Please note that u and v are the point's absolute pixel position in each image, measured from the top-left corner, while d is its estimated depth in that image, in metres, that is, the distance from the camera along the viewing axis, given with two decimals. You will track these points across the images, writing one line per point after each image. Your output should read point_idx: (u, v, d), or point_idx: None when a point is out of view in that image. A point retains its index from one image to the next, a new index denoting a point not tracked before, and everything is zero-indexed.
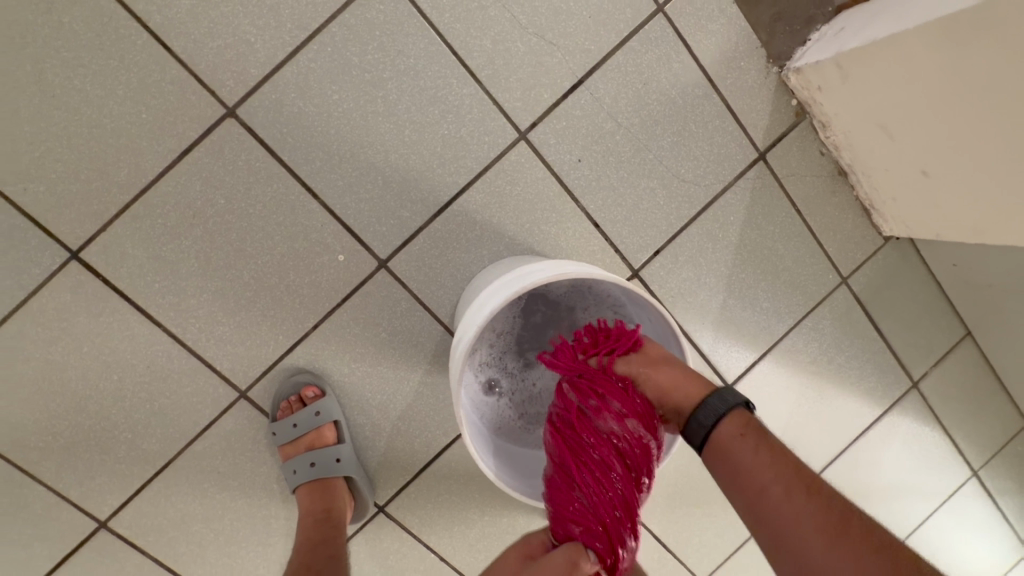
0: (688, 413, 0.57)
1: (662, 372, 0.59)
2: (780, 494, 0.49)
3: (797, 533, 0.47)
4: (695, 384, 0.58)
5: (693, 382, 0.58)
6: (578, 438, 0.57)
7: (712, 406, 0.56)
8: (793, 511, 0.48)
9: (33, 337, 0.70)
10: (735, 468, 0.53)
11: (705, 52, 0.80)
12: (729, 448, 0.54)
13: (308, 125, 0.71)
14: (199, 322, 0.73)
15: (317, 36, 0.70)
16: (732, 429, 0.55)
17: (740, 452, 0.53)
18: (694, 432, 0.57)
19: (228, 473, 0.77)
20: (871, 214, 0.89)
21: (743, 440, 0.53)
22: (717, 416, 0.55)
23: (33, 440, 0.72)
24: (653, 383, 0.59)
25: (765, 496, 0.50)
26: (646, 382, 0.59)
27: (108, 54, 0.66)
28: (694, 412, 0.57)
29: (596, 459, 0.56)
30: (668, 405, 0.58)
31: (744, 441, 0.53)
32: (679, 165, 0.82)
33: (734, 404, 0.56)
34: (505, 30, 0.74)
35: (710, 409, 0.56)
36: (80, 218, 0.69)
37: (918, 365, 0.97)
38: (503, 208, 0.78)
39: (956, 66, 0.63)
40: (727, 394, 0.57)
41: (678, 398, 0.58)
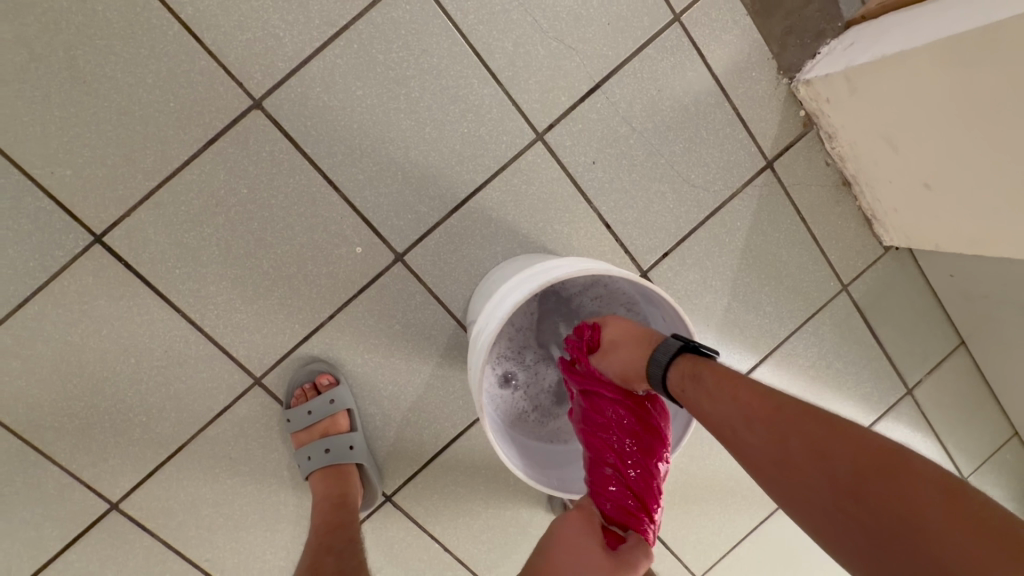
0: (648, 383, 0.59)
1: (614, 356, 0.61)
2: (743, 436, 0.49)
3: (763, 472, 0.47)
4: (637, 355, 0.60)
5: (635, 352, 0.60)
6: (596, 428, 0.63)
7: (656, 374, 0.58)
8: (759, 447, 0.48)
9: (54, 318, 0.71)
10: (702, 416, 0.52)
11: (718, 61, 0.82)
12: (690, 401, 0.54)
13: (331, 119, 0.73)
14: (217, 309, 0.74)
15: (343, 32, 0.72)
16: (676, 389, 0.55)
17: (700, 403, 0.53)
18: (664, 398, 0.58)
19: (239, 459, 0.78)
20: (873, 224, 0.92)
21: (690, 396, 0.54)
22: (662, 380, 0.57)
23: (49, 420, 0.73)
24: (612, 368, 0.61)
25: (733, 441, 0.50)
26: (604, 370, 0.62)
27: (140, 44, 0.68)
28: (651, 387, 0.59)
29: (616, 446, 0.61)
30: (632, 382, 0.61)
31: (697, 389, 0.53)
32: (689, 170, 0.84)
33: (670, 363, 0.57)
34: (526, 34, 0.76)
35: (655, 381, 0.58)
36: (106, 203, 0.70)
37: (913, 372, 1.00)
38: (519, 206, 0.79)
39: (964, 81, 0.65)
40: (661, 352, 0.58)
41: (634, 378, 0.60)
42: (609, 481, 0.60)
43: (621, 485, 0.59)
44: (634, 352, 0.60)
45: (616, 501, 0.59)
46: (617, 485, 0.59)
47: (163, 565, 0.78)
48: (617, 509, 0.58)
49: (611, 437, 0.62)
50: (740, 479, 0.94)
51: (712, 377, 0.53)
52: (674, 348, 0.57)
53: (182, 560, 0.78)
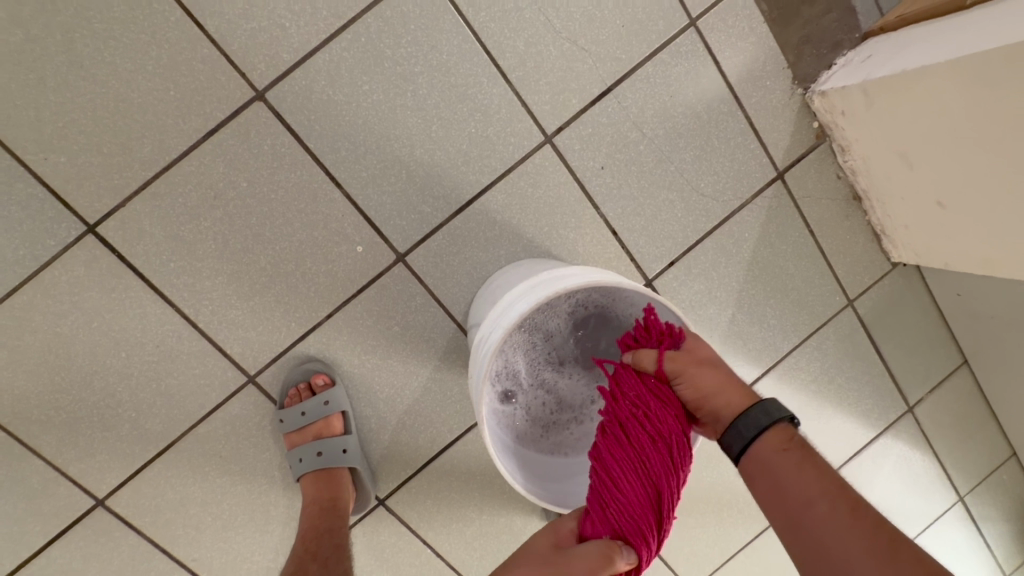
0: (727, 421, 0.53)
1: (706, 375, 0.55)
2: (820, 517, 0.46)
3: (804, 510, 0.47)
4: (738, 392, 0.55)
5: (737, 389, 0.55)
6: (643, 425, 0.54)
7: (754, 417, 0.52)
8: (833, 536, 0.45)
9: (43, 307, 0.69)
10: (774, 485, 0.49)
11: (733, 69, 0.81)
12: (769, 466, 0.50)
13: (335, 114, 0.71)
14: (211, 304, 0.72)
15: (351, 25, 0.70)
16: (774, 443, 0.51)
17: (782, 467, 0.49)
18: (733, 442, 0.53)
19: (230, 458, 0.77)
20: (882, 239, 0.91)
21: (790, 457, 0.50)
22: (759, 429, 0.51)
23: (36, 413, 0.71)
24: (691, 381, 0.55)
25: (802, 521, 0.47)
26: (689, 381, 0.55)
27: (140, 29, 0.66)
28: (733, 422, 0.53)
29: (658, 452, 0.53)
30: (705, 411, 0.55)
31: (789, 458, 0.50)
32: (699, 179, 0.83)
33: (781, 417, 0.52)
34: (538, 34, 0.74)
35: (750, 421, 0.52)
36: (100, 192, 0.68)
37: (914, 390, 1.00)
38: (524, 210, 0.78)
39: (987, 100, 0.63)
40: (771, 405, 0.53)
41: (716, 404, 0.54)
42: (636, 493, 0.52)
43: (646, 498, 0.52)
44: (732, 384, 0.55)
45: (632, 514, 0.51)
46: (646, 493, 0.52)
47: (148, 564, 0.76)
48: (627, 523, 0.52)
49: (660, 439, 0.53)
50: (737, 492, 0.92)
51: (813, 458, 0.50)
52: (786, 410, 0.53)
53: (167, 559, 0.77)
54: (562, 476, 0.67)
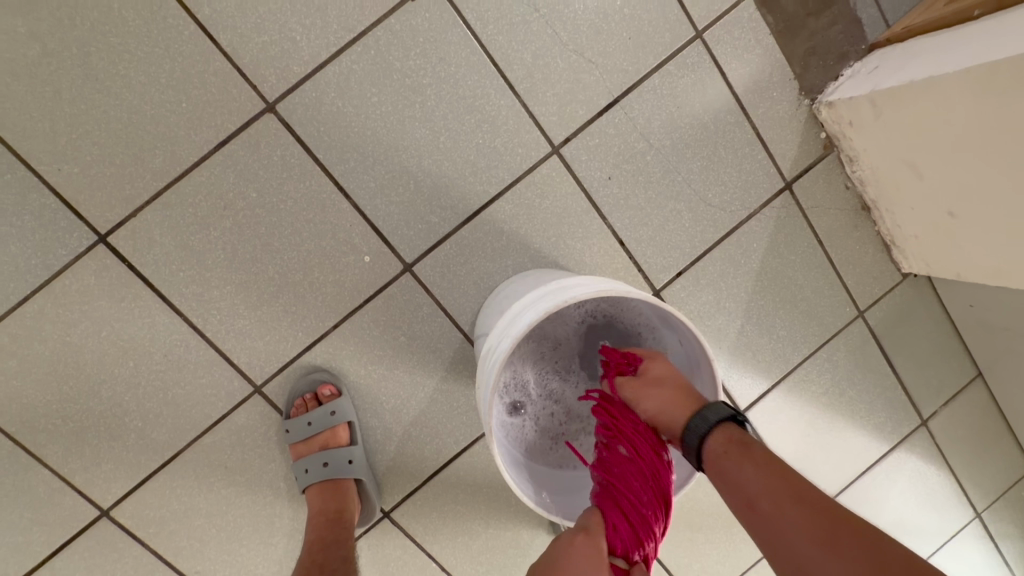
0: (680, 432, 0.55)
1: (648, 396, 0.57)
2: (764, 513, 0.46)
3: (750, 505, 0.48)
4: (681, 403, 0.55)
5: (675, 401, 0.56)
6: (633, 438, 0.56)
7: (695, 427, 0.54)
8: (776, 527, 0.45)
9: (53, 316, 0.70)
10: (723, 485, 0.50)
11: (740, 80, 0.81)
12: (715, 466, 0.51)
13: (345, 125, 0.72)
14: (219, 314, 0.73)
15: (361, 38, 0.70)
16: (717, 446, 0.52)
17: (725, 467, 0.50)
18: (688, 451, 0.54)
19: (236, 469, 0.76)
20: (891, 250, 0.90)
21: (733, 455, 0.50)
22: (703, 433, 0.53)
23: (43, 422, 0.71)
24: (641, 404, 0.57)
25: (751, 515, 0.47)
26: (638, 404, 0.57)
27: (155, 43, 0.67)
28: (681, 435, 0.54)
29: (663, 461, 0.55)
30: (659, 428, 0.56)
31: (731, 455, 0.51)
32: (706, 190, 0.83)
33: (718, 418, 0.53)
34: (545, 46, 0.75)
35: (693, 431, 0.53)
36: (112, 203, 0.69)
37: (928, 403, 0.99)
38: (532, 220, 0.78)
39: (996, 110, 0.63)
40: (710, 410, 0.54)
41: (665, 420, 0.55)
42: (648, 500, 0.52)
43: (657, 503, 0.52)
44: (675, 399, 0.56)
45: (637, 516, 0.51)
46: (649, 496, 0.52)
47: None
48: (644, 528, 0.50)
49: (663, 450, 0.56)
50: None
51: (758, 449, 0.51)
52: (725, 412, 0.54)
53: (170, 571, 0.76)
54: (573, 489, 0.65)
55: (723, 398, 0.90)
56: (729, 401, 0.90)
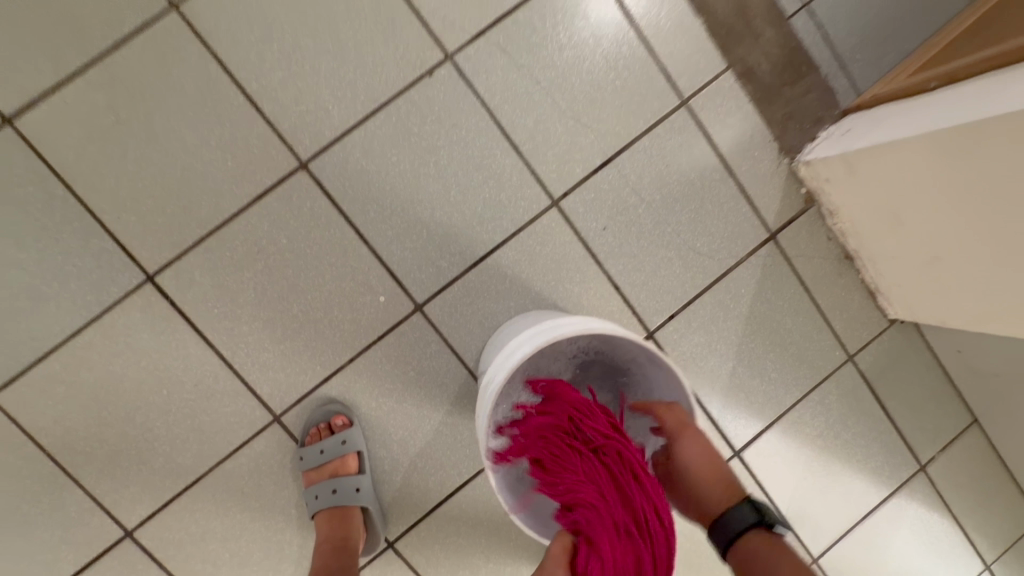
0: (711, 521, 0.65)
1: (688, 479, 0.67)
2: None
3: None
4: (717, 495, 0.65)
5: (713, 492, 0.66)
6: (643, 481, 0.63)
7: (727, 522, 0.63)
8: None
9: (100, 347, 0.77)
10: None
11: (723, 141, 0.89)
12: (741, 561, 0.60)
13: (367, 181, 0.81)
14: (247, 347, 0.80)
15: (384, 107, 0.81)
16: (744, 545, 0.61)
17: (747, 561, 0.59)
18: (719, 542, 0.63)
19: (252, 494, 0.81)
20: (877, 296, 0.95)
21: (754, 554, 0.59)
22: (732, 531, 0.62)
23: (81, 444, 0.78)
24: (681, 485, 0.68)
25: None
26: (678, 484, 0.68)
27: (209, 111, 0.78)
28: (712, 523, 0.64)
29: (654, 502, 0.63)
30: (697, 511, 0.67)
31: (754, 554, 0.59)
32: (695, 239, 0.89)
33: (752, 521, 0.62)
34: (546, 113, 0.84)
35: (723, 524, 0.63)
36: (160, 247, 0.78)
37: (925, 449, 1.00)
38: (533, 266, 0.85)
39: (962, 168, 0.70)
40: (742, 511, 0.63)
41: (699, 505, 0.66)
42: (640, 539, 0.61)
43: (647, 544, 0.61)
44: (709, 488, 0.66)
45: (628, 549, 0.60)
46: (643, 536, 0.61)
47: None
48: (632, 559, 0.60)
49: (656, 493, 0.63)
50: None
51: (781, 555, 0.58)
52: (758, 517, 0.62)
53: None
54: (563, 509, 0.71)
55: (718, 438, 0.93)
56: (725, 441, 0.93)
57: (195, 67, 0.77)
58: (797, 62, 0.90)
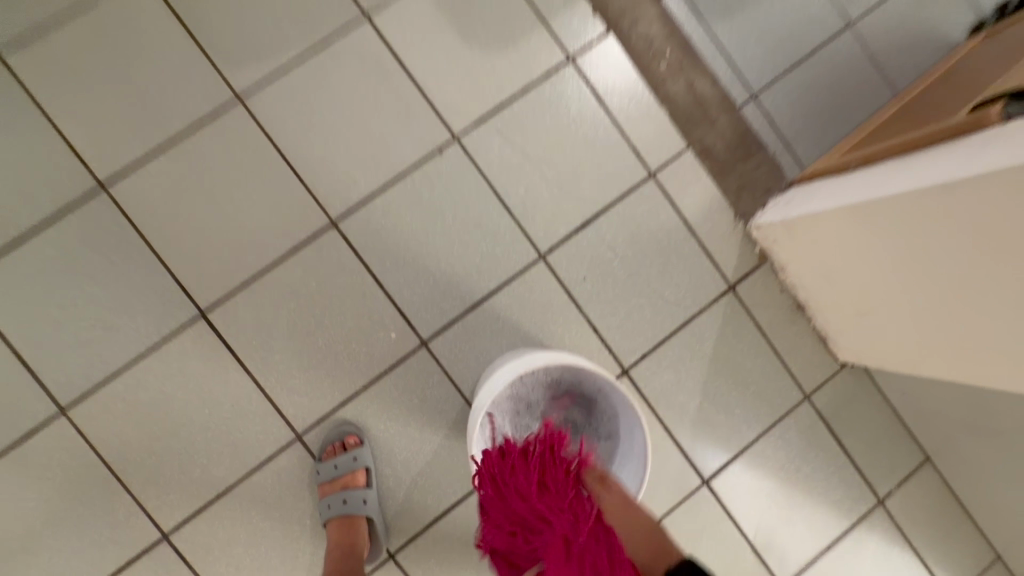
0: None
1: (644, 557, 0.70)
2: None
3: None
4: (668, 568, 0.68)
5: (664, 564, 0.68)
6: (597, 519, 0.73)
7: None
8: None
9: (156, 371, 0.92)
10: None
11: (687, 206, 1.05)
12: None
13: (385, 236, 0.98)
14: (278, 373, 0.94)
15: (402, 177, 0.98)
16: None
17: None
18: None
19: (274, 505, 0.93)
20: (827, 341, 1.08)
21: None
22: None
23: (133, 454, 0.91)
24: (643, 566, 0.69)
25: None
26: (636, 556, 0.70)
27: (260, 179, 0.96)
28: None
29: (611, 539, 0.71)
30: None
31: None
32: (663, 289, 1.04)
33: None
34: (535, 182, 1.01)
35: None
36: (212, 288, 0.94)
37: (882, 483, 1.09)
38: (522, 309, 1.00)
39: (890, 236, 0.82)
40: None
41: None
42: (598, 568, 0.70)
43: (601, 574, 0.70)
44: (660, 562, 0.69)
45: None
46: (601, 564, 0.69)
47: None
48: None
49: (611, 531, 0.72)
50: None
51: None
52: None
53: None
54: None
55: (688, 468, 1.04)
56: (694, 470, 1.04)
57: (251, 144, 0.96)
58: (747, 143, 1.07)
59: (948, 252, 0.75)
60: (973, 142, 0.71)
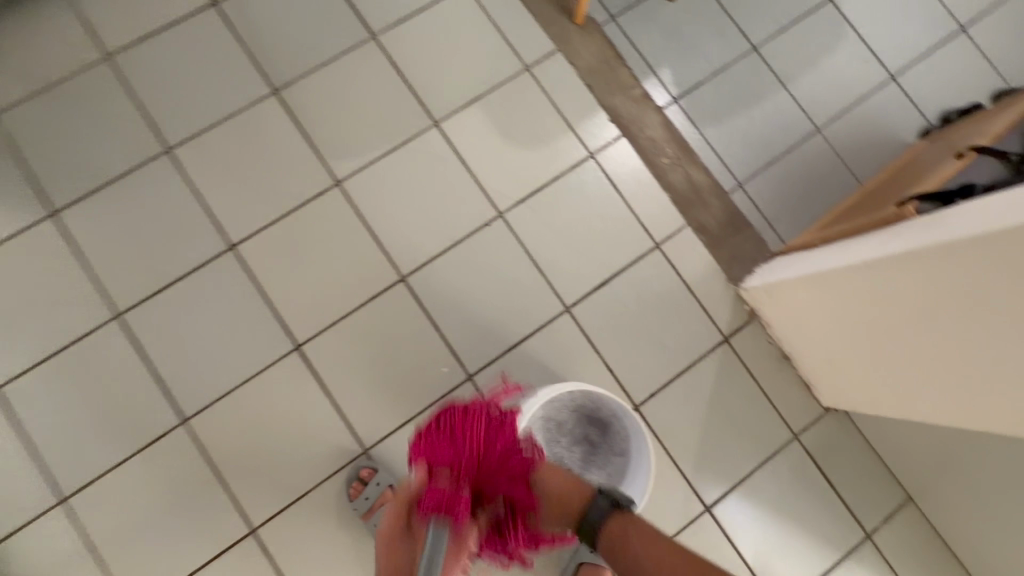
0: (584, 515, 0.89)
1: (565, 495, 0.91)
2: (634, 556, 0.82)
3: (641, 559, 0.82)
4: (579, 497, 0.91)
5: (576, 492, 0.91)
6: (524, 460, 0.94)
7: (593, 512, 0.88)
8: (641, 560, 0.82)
9: (256, 392, 1.15)
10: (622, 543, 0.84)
11: (687, 270, 1.28)
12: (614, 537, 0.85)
13: (442, 289, 1.22)
14: (352, 397, 1.17)
15: (457, 243, 1.24)
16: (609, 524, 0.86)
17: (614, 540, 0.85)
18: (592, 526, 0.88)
19: (342, 508, 1.13)
20: (811, 388, 1.26)
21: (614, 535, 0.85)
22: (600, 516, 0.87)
23: (233, 460, 1.12)
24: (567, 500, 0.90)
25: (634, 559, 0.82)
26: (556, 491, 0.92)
27: (347, 242, 1.22)
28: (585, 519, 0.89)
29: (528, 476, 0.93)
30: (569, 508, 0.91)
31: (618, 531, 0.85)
32: (668, 338, 1.25)
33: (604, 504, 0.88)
34: (562, 249, 1.26)
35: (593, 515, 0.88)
36: (305, 327, 1.18)
37: (869, 519, 1.22)
38: (551, 351, 1.22)
39: (845, 299, 1.04)
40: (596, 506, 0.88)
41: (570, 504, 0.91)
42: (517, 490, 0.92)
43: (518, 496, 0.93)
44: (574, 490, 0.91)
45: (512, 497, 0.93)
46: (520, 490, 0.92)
47: None
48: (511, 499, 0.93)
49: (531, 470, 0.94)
50: None
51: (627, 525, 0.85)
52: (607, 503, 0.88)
53: None
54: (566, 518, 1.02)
55: (692, 495, 1.20)
56: (697, 497, 1.20)
57: (342, 215, 1.23)
58: (737, 221, 1.32)
59: (891, 312, 0.96)
60: (896, 230, 0.94)
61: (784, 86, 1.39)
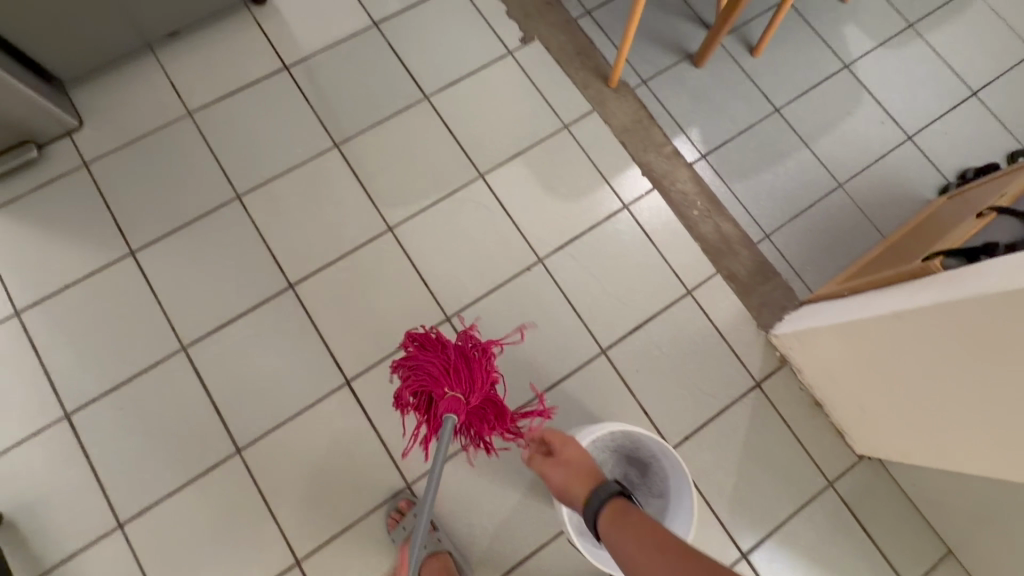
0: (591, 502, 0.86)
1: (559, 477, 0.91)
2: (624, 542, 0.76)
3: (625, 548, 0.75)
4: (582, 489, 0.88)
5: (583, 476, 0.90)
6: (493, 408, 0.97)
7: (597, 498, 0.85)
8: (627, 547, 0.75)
9: (308, 424, 1.21)
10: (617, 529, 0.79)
11: (718, 317, 1.34)
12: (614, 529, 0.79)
13: (485, 330, 1.29)
14: (398, 432, 1.22)
15: (499, 286, 1.32)
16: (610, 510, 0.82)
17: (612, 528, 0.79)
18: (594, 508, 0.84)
19: (385, 542, 1.16)
20: (844, 435, 1.28)
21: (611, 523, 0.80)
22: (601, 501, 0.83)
23: (283, 490, 1.17)
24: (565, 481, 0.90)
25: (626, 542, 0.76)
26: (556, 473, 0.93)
27: (397, 283, 1.31)
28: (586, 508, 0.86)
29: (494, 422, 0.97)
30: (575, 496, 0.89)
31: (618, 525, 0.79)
32: (701, 382, 1.29)
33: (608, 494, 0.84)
34: (599, 294, 1.33)
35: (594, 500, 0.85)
36: (356, 364, 1.25)
37: (908, 572, 1.21)
38: (588, 392, 1.26)
39: (873, 348, 1.08)
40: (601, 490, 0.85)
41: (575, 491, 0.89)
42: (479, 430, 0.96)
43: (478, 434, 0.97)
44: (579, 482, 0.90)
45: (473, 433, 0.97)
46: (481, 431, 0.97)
47: None
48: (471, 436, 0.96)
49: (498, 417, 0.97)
50: None
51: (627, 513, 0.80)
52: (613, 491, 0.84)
53: None
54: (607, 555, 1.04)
55: (728, 541, 1.20)
56: (733, 543, 1.20)
57: (394, 258, 1.32)
58: (765, 270, 1.38)
59: (919, 361, 1.00)
60: (922, 284, 1.00)
61: (806, 145, 1.49)
